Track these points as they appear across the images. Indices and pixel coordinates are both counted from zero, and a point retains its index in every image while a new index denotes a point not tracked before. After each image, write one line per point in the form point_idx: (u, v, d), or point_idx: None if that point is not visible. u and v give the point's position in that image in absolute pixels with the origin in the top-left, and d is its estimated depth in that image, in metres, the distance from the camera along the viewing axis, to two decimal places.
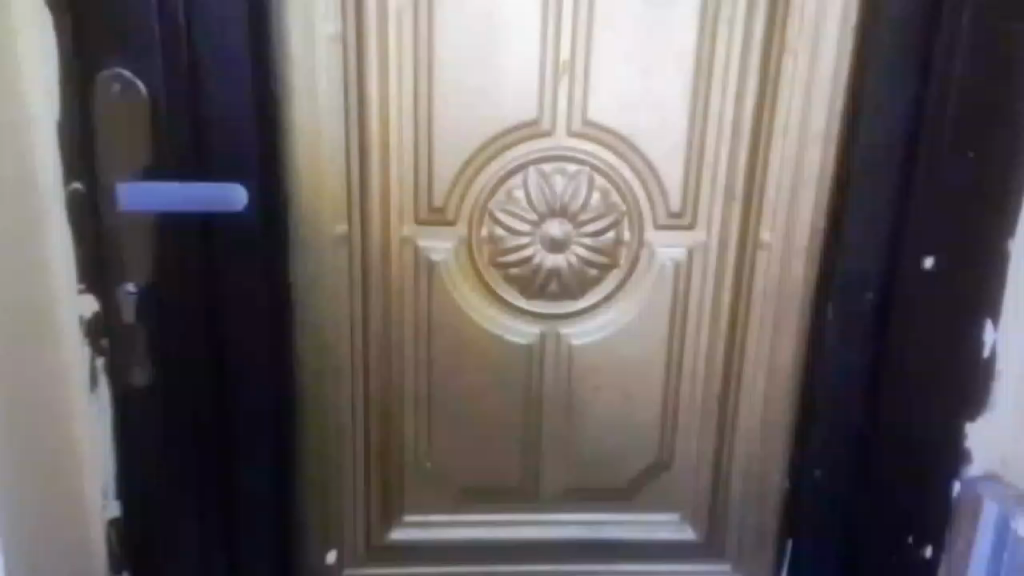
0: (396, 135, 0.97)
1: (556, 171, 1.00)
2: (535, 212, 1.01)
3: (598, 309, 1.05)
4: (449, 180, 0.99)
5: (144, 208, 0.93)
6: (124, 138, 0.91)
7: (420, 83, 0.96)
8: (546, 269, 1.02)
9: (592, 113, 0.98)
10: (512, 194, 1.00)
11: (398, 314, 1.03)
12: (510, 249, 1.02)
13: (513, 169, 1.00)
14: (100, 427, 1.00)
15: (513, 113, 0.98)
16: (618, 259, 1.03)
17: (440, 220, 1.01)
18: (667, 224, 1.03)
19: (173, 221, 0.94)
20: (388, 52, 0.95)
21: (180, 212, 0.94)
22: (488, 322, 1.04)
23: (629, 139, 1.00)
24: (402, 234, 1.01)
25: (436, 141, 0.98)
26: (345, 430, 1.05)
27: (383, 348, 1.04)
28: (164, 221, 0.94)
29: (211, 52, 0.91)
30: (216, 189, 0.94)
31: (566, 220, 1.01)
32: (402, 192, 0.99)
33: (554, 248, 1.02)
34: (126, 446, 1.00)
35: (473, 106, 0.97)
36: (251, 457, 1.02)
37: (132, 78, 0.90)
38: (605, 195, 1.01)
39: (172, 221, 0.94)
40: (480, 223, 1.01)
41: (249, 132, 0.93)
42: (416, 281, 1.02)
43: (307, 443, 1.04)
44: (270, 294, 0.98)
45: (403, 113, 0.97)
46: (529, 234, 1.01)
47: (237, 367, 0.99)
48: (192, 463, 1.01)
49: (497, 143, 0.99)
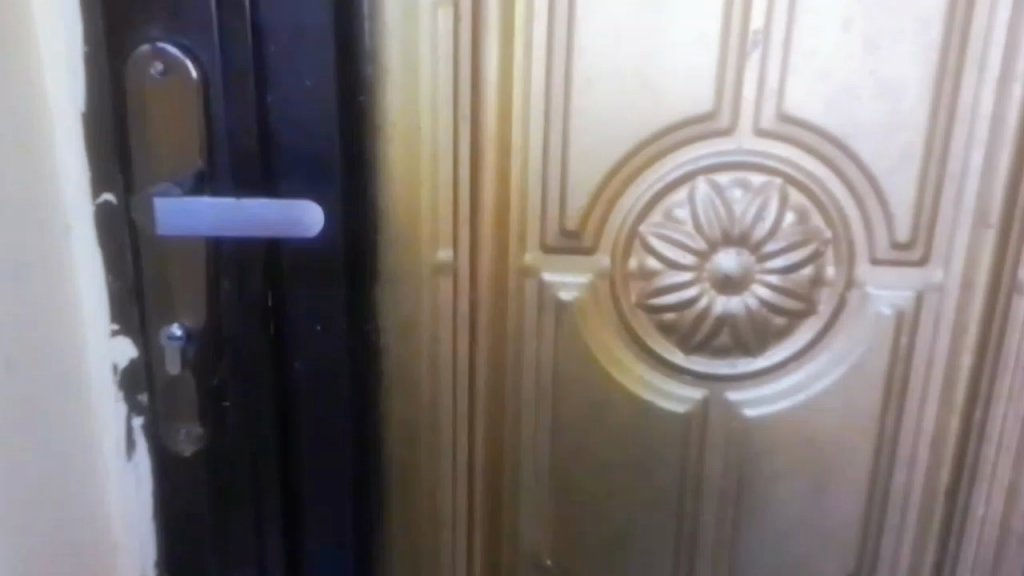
0: (521, 132, 0.73)
1: (735, 185, 0.73)
2: (703, 239, 0.74)
3: (784, 371, 0.78)
4: (589, 193, 0.74)
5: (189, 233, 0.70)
6: (168, 136, 0.69)
7: (556, 61, 0.71)
8: (715, 315, 0.76)
9: (789, 104, 0.71)
10: (673, 214, 0.74)
11: (515, 368, 0.79)
12: (667, 288, 0.75)
13: (676, 181, 0.73)
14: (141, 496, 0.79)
15: (681, 104, 0.71)
16: (815, 305, 0.76)
17: (575, 246, 0.75)
18: (887, 259, 0.75)
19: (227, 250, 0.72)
20: (515, 18, 0.70)
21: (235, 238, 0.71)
22: (636, 384, 0.78)
23: (839, 141, 0.72)
24: (525, 264, 0.76)
25: (574, 141, 0.72)
26: (444, 515, 0.81)
27: (492, 411, 0.80)
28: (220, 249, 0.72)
29: (280, 18, 0.68)
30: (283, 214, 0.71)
31: (746, 252, 0.74)
32: (526, 208, 0.74)
33: (727, 288, 0.75)
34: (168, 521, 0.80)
35: (626, 95, 0.71)
36: (327, 540, 0.81)
37: (179, 53, 0.67)
38: (802, 217, 0.74)
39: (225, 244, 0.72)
40: (628, 251, 0.75)
41: (329, 126, 0.70)
42: (539, 325, 0.77)
43: (396, 525, 0.82)
44: (352, 336, 0.76)
45: (532, 101, 0.72)
46: (694, 267, 0.74)
47: (310, 427, 0.78)
48: (251, 546, 0.80)
49: (655, 145, 0.73)
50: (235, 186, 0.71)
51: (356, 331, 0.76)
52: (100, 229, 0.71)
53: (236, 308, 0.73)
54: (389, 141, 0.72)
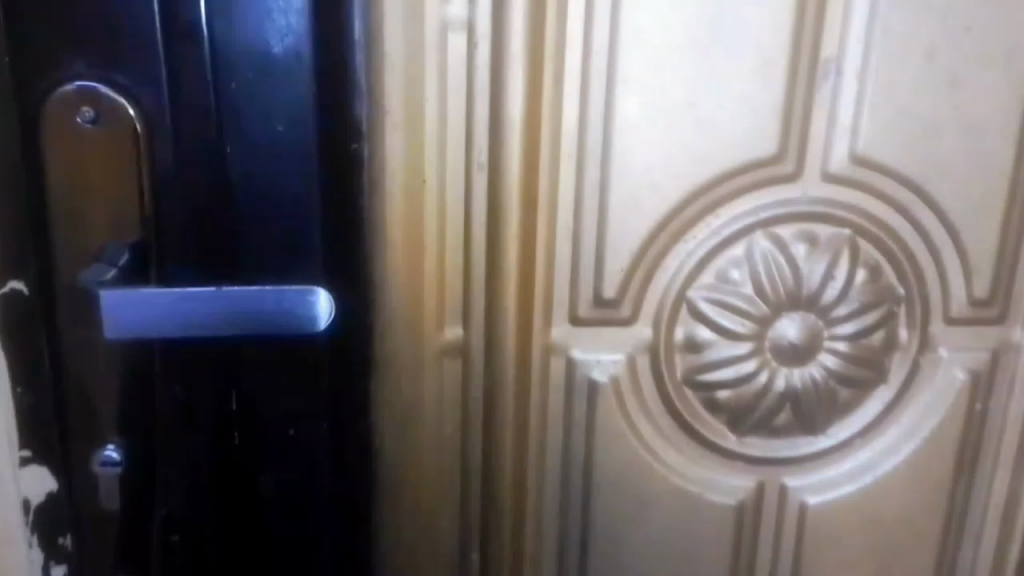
0: (550, 180, 0.59)
1: (799, 239, 0.62)
2: (764, 303, 0.62)
3: (848, 449, 0.67)
4: (630, 253, 0.61)
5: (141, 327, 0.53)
6: (100, 205, 0.52)
7: (594, 96, 0.58)
8: (776, 391, 0.64)
9: (863, 145, 0.60)
10: (725, 276, 0.62)
11: (538, 465, 0.65)
12: (719, 361, 0.63)
13: (730, 236, 0.62)
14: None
15: (740, 145, 0.60)
16: (884, 373, 0.65)
17: (611, 317, 0.62)
18: (964, 317, 0.65)
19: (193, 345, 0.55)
20: (543, 42, 0.57)
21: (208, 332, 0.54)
22: (678, 475, 0.66)
23: (918, 185, 0.62)
24: (552, 340, 0.62)
25: (614, 192, 0.60)
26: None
27: (509, 518, 0.66)
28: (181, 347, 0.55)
29: (249, 48, 0.52)
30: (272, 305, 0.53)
31: (813, 316, 0.63)
32: (554, 273, 0.61)
33: (790, 359, 0.64)
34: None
35: (676, 137, 0.59)
36: None
37: (114, 93, 0.50)
38: (874, 273, 0.63)
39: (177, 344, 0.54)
40: (674, 319, 0.63)
41: (312, 180, 0.54)
42: (568, 411, 0.64)
43: None
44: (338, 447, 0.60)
45: (563, 144, 0.59)
46: (752, 337, 0.63)
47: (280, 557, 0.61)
48: None
49: (709, 195, 0.61)
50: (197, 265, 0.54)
51: (343, 441, 0.60)
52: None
53: (191, 425, 0.56)
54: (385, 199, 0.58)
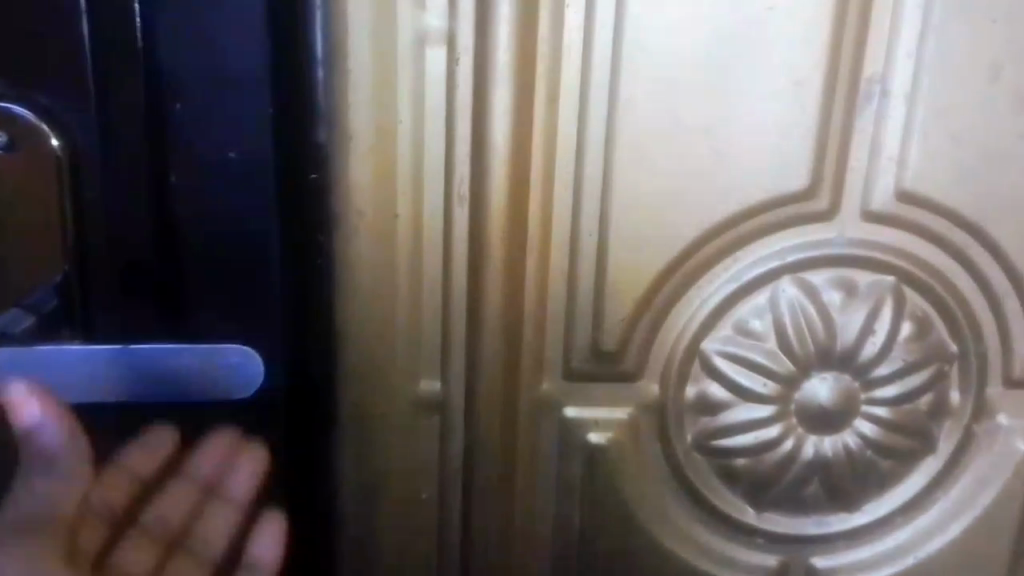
0: (541, 216, 0.51)
1: (833, 286, 0.53)
2: (791, 361, 0.54)
3: (887, 528, 0.58)
4: (634, 299, 0.53)
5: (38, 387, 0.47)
6: (20, 238, 0.47)
7: (592, 119, 0.50)
8: (804, 460, 0.55)
9: (911, 180, 0.51)
10: (745, 327, 0.54)
11: (525, 535, 0.57)
12: (738, 424, 0.55)
13: (750, 282, 0.53)
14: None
15: (765, 178, 0.51)
16: (933, 442, 0.56)
17: (611, 371, 0.54)
18: None
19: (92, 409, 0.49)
20: (533, 58, 0.49)
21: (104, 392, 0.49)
22: (689, 553, 0.57)
23: (976, 227, 0.53)
24: (542, 396, 0.55)
25: (616, 230, 0.52)
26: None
27: None
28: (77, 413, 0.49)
29: (188, 65, 0.45)
30: (198, 366, 0.49)
31: (850, 376, 0.54)
32: (545, 321, 0.53)
33: (821, 425, 0.55)
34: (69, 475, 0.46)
35: (690, 168, 0.51)
36: None
37: (32, 116, 0.44)
38: (922, 327, 0.54)
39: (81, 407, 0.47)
40: (685, 375, 0.55)
41: (265, 212, 0.47)
42: (560, 475, 0.56)
43: None
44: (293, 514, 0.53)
45: (557, 174, 0.51)
46: (776, 399, 0.54)
47: None
48: None
49: (728, 234, 0.52)
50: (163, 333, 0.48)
51: (300, 506, 0.53)
52: None
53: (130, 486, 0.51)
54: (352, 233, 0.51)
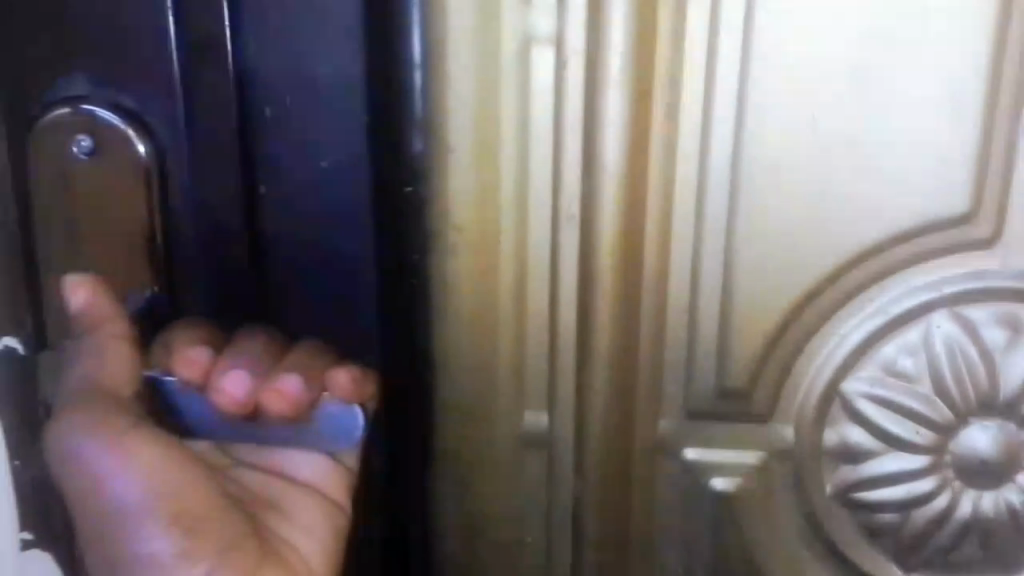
0: (659, 240, 0.47)
1: (997, 323, 0.46)
2: (948, 407, 0.47)
3: None
4: (763, 333, 0.47)
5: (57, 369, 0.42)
6: (104, 255, 0.43)
7: (717, 137, 0.45)
8: (960, 519, 0.49)
9: None
10: (892, 366, 0.47)
11: None
12: (886, 477, 0.48)
13: (900, 316, 0.47)
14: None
15: (918, 198, 0.45)
16: None
17: (737, 413, 0.49)
18: None
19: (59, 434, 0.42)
20: (652, 67, 0.44)
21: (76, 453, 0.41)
22: None
23: None
24: (659, 439, 0.49)
25: (743, 257, 0.46)
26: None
27: None
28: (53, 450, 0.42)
29: (276, 67, 0.42)
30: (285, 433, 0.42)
31: (1016, 425, 0.47)
32: (662, 357, 0.48)
33: (983, 479, 0.48)
34: (112, 392, 0.40)
35: (831, 188, 0.45)
36: None
37: (114, 117, 0.42)
38: None
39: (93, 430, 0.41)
40: (822, 420, 0.48)
41: (358, 234, 0.43)
42: (678, 528, 0.50)
43: None
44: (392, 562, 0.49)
45: (676, 196, 0.46)
46: (931, 449, 0.47)
47: None
48: None
49: (874, 262, 0.46)
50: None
51: (398, 549, 0.49)
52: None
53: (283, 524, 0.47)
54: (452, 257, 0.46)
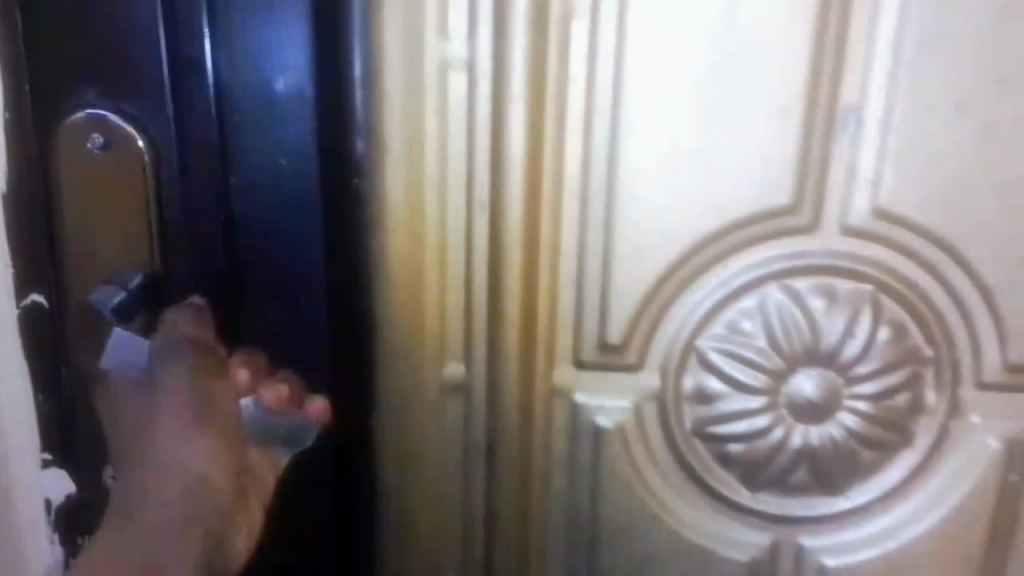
0: (552, 223, 0.58)
1: (816, 292, 0.59)
2: (779, 357, 0.60)
3: (867, 512, 0.64)
4: (637, 299, 0.59)
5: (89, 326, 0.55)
6: (110, 235, 0.52)
7: (596, 142, 0.57)
8: (792, 448, 0.61)
9: (886, 198, 0.57)
10: (736, 327, 0.60)
11: (541, 507, 0.64)
12: (733, 413, 0.61)
13: (741, 287, 0.59)
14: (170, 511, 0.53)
15: (752, 193, 0.57)
16: (911, 436, 0.62)
17: (616, 363, 0.61)
18: (997, 382, 0.61)
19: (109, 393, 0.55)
20: (544, 87, 0.56)
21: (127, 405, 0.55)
22: (687, 528, 0.64)
23: (948, 244, 0.58)
24: (555, 384, 0.61)
25: (618, 237, 0.58)
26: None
27: (515, 559, 0.65)
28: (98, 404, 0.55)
29: (243, 82, 0.51)
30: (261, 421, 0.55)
31: (833, 373, 0.60)
32: (556, 316, 0.60)
33: (808, 415, 0.61)
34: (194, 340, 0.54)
35: (684, 183, 0.57)
36: None
37: (122, 120, 0.50)
38: (898, 332, 0.60)
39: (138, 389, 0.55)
40: (683, 368, 0.61)
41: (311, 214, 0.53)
42: (571, 455, 0.63)
43: None
44: (340, 481, 0.58)
45: (565, 188, 0.58)
46: (766, 391, 0.60)
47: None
48: None
49: (721, 243, 0.58)
50: (218, 342, 0.54)
51: (343, 473, 0.58)
52: (25, 333, 0.55)
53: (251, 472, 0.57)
54: (386, 238, 0.58)
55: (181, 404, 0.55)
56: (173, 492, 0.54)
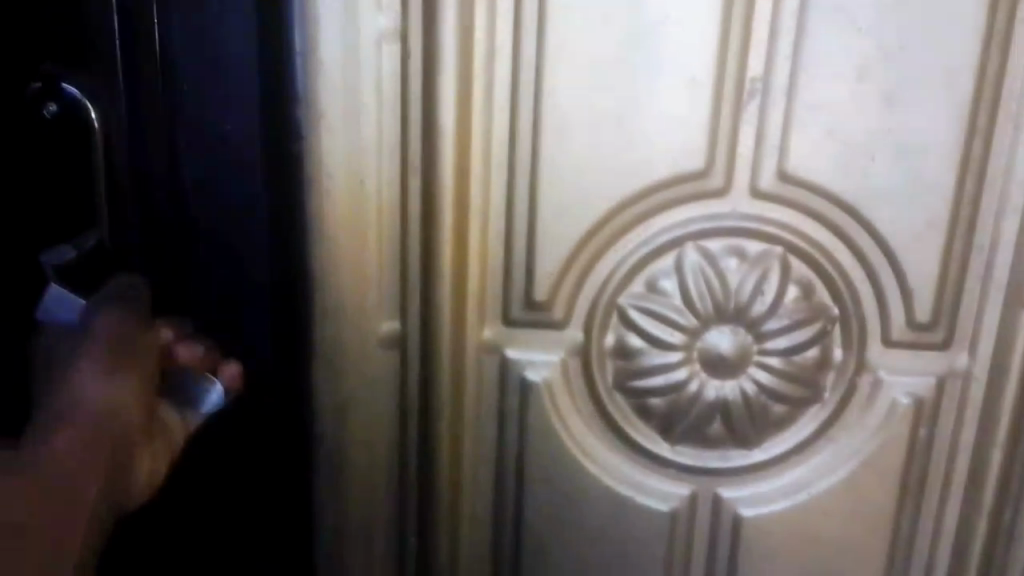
0: (482, 185, 0.62)
1: (729, 253, 0.63)
2: (695, 314, 0.63)
3: (783, 465, 0.68)
4: (562, 257, 0.63)
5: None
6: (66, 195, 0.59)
7: (522, 108, 0.61)
8: (707, 401, 0.65)
9: (793, 163, 0.61)
10: (655, 285, 0.64)
11: (473, 453, 0.68)
12: (651, 368, 0.65)
13: (660, 247, 0.63)
14: (52, 451, 0.50)
15: (668, 158, 0.61)
16: (821, 391, 0.66)
17: (543, 319, 0.65)
18: (903, 340, 0.65)
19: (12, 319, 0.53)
20: (473, 55, 0.60)
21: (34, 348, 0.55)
22: (609, 477, 0.68)
23: (853, 206, 0.62)
24: (486, 337, 0.66)
25: (544, 199, 0.62)
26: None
27: (450, 506, 0.68)
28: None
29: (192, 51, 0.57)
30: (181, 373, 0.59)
31: (746, 331, 0.64)
32: (487, 274, 0.64)
33: (722, 370, 0.64)
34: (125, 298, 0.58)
35: (605, 148, 0.61)
36: None
37: (74, 91, 0.57)
38: (806, 291, 0.64)
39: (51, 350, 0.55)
40: (606, 325, 0.65)
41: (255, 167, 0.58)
42: (501, 404, 0.67)
43: None
44: (276, 410, 0.62)
45: (494, 152, 0.62)
46: (683, 346, 0.64)
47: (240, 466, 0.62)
48: None
49: (639, 205, 0.62)
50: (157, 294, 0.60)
51: (286, 403, 0.62)
52: None
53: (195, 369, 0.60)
54: (327, 199, 0.59)
55: (92, 370, 0.55)
56: (63, 438, 0.51)
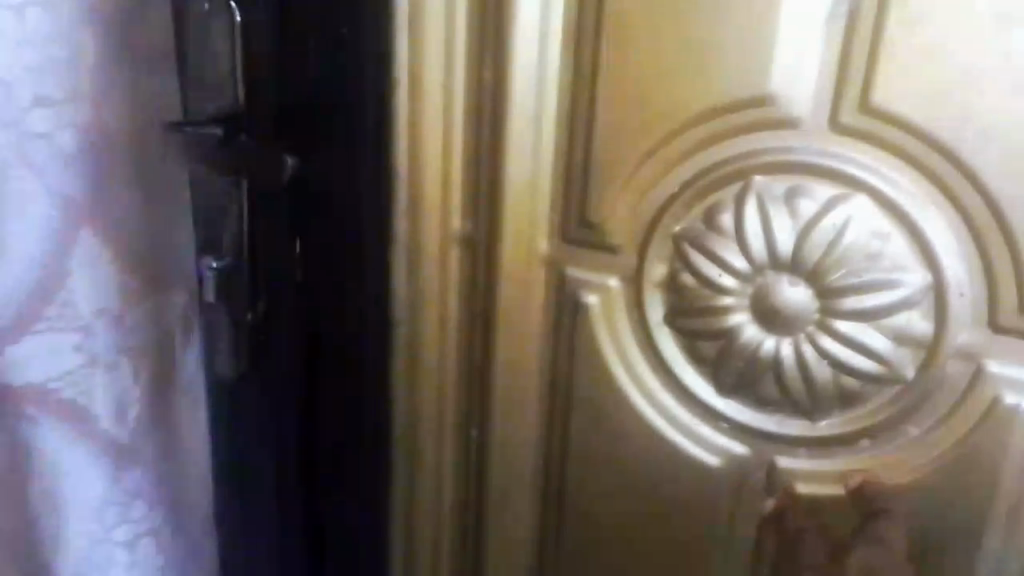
0: (545, 94, 0.61)
1: (797, 194, 0.55)
2: (750, 257, 0.57)
3: (851, 444, 0.59)
4: (619, 176, 0.60)
5: (71, 89, 0.57)
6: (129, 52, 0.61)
7: (587, 16, 0.58)
8: (761, 356, 0.59)
9: (879, 95, 0.51)
10: (712, 220, 0.58)
11: (526, 364, 0.68)
12: (702, 308, 0.60)
13: (721, 177, 0.57)
14: None
15: (734, 79, 0.55)
16: (902, 371, 0.56)
17: (600, 239, 0.62)
18: (1014, 328, 0.53)
19: (68, 120, 0.57)
20: None
21: (93, 216, 0.60)
22: (657, 412, 0.65)
23: (953, 154, 0.51)
24: (543, 251, 0.65)
25: (602, 113, 0.59)
26: (441, 524, 0.74)
27: (502, 408, 0.69)
28: (67, 213, 0.59)
29: None
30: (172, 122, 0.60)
31: (810, 287, 0.56)
32: (547, 185, 0.63)
33: (777, 324, 0.57)
34: None
35: (666, 62, 0.56)
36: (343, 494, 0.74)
37: None
38: (891, 248, 0.54)
39: (172, 151, 0.63)
40: (661, 254, 0.61)
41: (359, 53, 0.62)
42: (557, 320, 0.66)
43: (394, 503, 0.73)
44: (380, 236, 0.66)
45: (558, 60, 0.60)
46: (735, 291, 0.58)
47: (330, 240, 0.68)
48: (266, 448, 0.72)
49: (701, 128, 0.57)
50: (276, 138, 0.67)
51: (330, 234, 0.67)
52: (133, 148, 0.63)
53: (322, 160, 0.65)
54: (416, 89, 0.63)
55: None
56: None
